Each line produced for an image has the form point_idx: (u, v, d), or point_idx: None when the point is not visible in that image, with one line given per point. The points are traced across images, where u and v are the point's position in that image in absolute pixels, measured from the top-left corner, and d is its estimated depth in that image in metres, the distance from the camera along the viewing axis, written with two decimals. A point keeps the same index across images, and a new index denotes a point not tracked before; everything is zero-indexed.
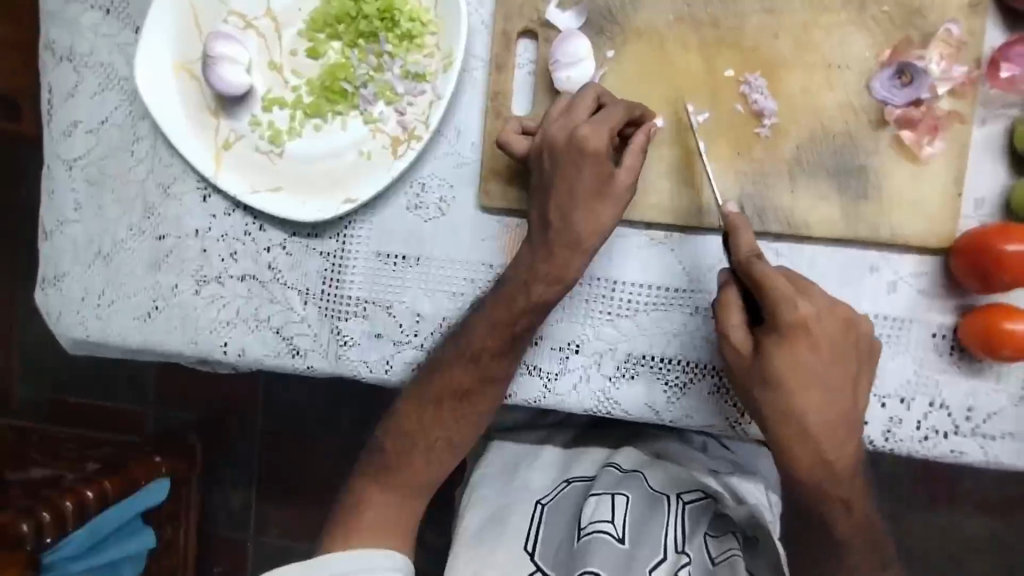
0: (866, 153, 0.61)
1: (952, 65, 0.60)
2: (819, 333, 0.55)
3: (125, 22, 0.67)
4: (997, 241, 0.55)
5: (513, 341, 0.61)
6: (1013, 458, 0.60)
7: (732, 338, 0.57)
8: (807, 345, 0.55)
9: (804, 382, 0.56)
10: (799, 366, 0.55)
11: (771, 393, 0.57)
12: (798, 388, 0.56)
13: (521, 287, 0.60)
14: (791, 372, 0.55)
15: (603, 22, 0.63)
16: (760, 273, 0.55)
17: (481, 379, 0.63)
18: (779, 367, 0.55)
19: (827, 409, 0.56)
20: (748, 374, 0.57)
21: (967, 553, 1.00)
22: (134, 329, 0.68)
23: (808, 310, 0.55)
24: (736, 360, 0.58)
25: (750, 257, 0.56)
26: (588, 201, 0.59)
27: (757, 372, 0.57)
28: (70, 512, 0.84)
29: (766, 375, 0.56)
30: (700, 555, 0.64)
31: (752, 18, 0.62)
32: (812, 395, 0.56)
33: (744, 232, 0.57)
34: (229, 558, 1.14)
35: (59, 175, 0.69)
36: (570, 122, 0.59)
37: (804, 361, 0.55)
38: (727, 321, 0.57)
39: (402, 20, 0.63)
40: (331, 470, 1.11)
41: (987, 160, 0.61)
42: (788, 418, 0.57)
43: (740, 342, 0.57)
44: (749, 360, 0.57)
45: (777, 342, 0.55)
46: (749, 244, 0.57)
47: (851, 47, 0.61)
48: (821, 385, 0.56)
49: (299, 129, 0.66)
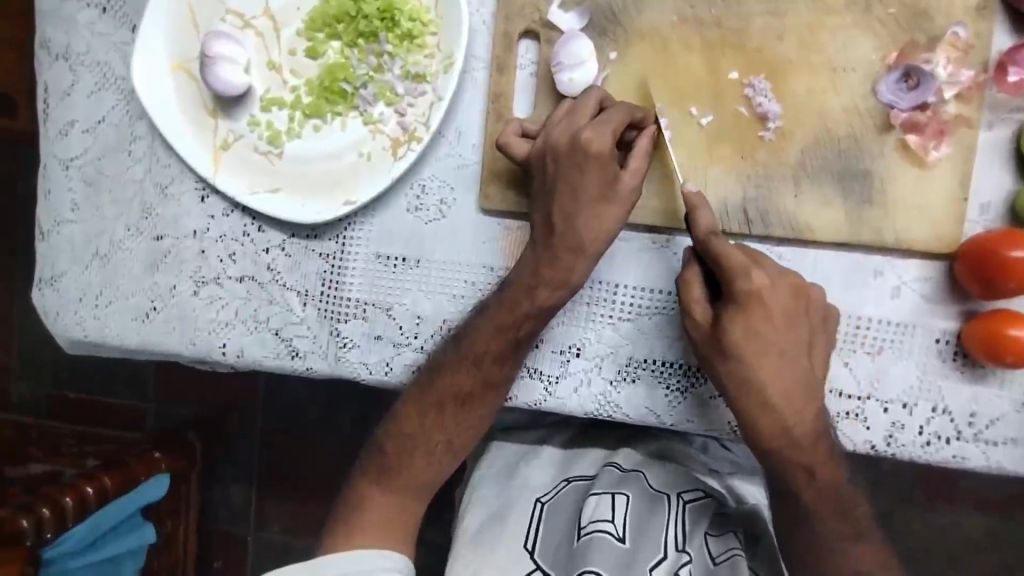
0: (871, 157, 0.60)
1: (959, 68, 0.59)
2: (772, 302, 0.56)
3: (121, 20, 0.66)
4: (1002, 246, 0.55)
5: (516, 347, 0.61)
6: (1016, 464, 0.60)
7: (693, 312, 0.58)
8: (761, 313, 0.56)
9: (762, 351, 0.56)
10: (754, 334, 0.56)
11: (731, 365, 0.57)
12: (755, 357, 0.56)
13: (524, 292, 0.60)
14: (748, 341, 0.56)
15: (606, 22, 0.63)
16: (716, 246, 0.56)
17: (482, 383, 0.62)
18: (736, 336, 0.56)
19: (784, 379, 0.57)
20: (708, 349, 0.57)
21: (966, 552, 1.00)
22: (132, 331, 0.67)
23: (761, 279, 0.55)
24: (696, 334, 0.58)
25: (709, 232, 0.56)
26: (592, 205, 0.58)
27: (716, 343, 0.57)
28: (70, 508, 0.83)
29: (724, 346, 0.56)
30: (701, 554, 0.64)
31: (757, 19, 0.61)
32: (769, 363, 0.56)
33: (702, 209, 0.57)
34: (229, 553, 1.14)
35: (56, 175, 0.68)
36: (573, 125, 0.58)
37: (759, 330, 0.56)
38: (688, 296, 0.58)
39: (402, 19, 0.62)
40: (331, 465, 1.11)
41: (993, 165, 0.60)
42: (748, 388, 0.57)
43: (700, 316, 0.58)
44: (708, 333, 0.57)
45: (735, 314, 0.56)
46: (707, 221, 0.57)
47: (857, 49, 0.60)
48: (777, 352, 0.56)
49: (298, 129, 0.65)
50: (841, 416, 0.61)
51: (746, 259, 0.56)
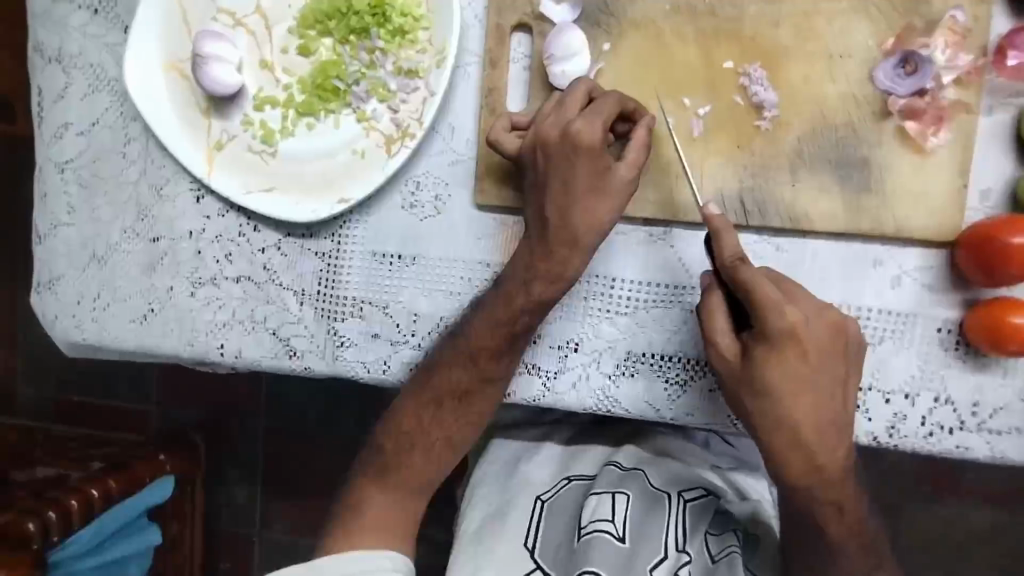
0: (869, 144, 0.60)
1: (957, 52, 0.58)
2: (809, 339, 0.54)
3: (113, 21, 0.66)
4: (1003, 233, 0.54)
5: (512, 342, 0.61)
6: (1020, 453, 0.59)
7: (718, 344, 0.56)
8: (796, 351, 0.54)
9: (796, 389, 0.54)
10: (790, 373, 0.54)
11: (760, 400, 0.55)
12: (790, 396, 0.54)
13: (521, 288, 0.59)
14: (782, 379, 0.54)
15: (598, 14, 0.62)
16: (746, 282, 0.53)
17: (479, 379, 0.62)
18: (768, 373, 0.54)
19: (819, 415, 0.55)
20: (738, 383, 0.56)
21: (972, 543, 0.99)
22: (130, 333, 0.67)
23: (797, 316, 0.53)
24: (723, 366, 0.57)
25: (737, 262, 0.54)
26: (586, 198, 0.58)
27: (746, 379, 0.56)
28: (77, 509, 0.84)
29: (755, 382, 0.55)
30: (700, 553, 0.63)
31: (751, 7, 0.60)
32: (803, 401, 0.55)
33: (728, 234, 0.54)
34: (237, 553, 1.15)
35: (51, 178, 0.68)
36: (564, 117, 0.58)
37: (794, 367, 0.54)
38: (712, 327, 0.56)
39: (393, 15, 0.62)
40: (335, 464, 1.11)
41: (994, 150, 0.59)
42: (779, 425, 0.55)
43: (727, 348, 0.56)
44: (737, 367, 0.56)
45: (766, 351, 0.54)
46: (734, 247, 0.54)
47: (853, 36, 0.59)
48: (813, 390, 0.54)
49: (292, 128, 0.65)
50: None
51: (779, 293, 0.54)
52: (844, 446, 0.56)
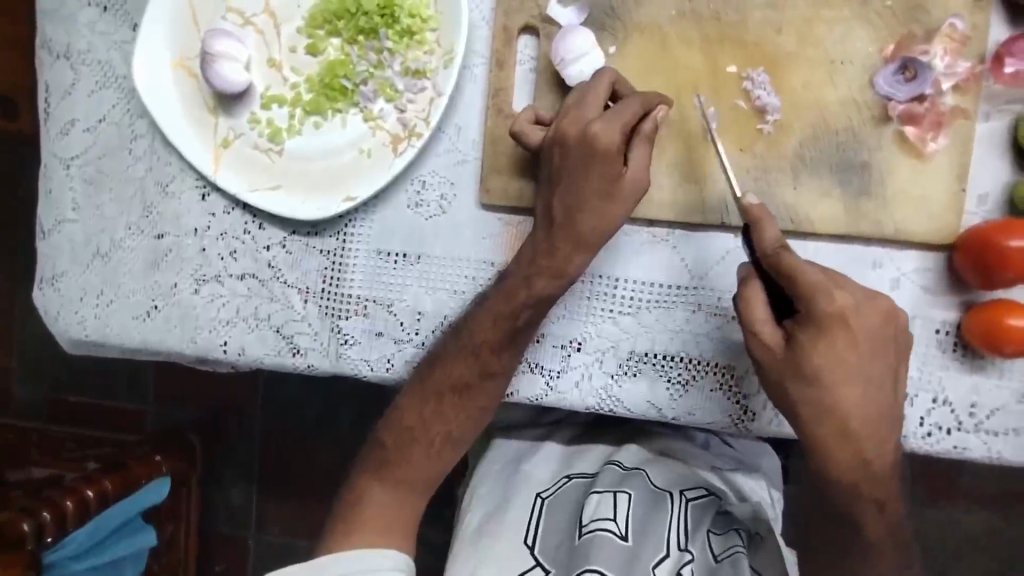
0: (870, 149, 0.61)
1: (956, 59, 0.59)
2: (857, 324, 0.54)
3: (122, 19, 0.67)
4: (1000, 236, 0.55)
5: (515, 335, 0.61)
6: (1016, 454, 0.60)
7: (762, 333, 0.56)
8: (844, 337, 0.54)
9: (845, 377, 0.55)
10: (840, 360, 0.54)
11: (808, 390, 0.55)
12: (838, 383, 0.55)
13: (524, 282, 0.60)
14: (831, 365, 0.54)
15: (605, 18, 0.63)
16: (789, 266, 0.54)
17: (479, 371, 0.62)
18: (817, 361, 0.54)
19: (866, 405, 0.55)
20: (781, 372, 0.56)
21: (962, 546, 1.01)
22: (133, 329, 0.67)
23: (845, 300, 0.54)
24: (765, 356, 0.56)
25: (778, 249, 0.55)
26: (598, 196, 0.58)
27: (793, 368, 0.55)
28: (71, 510, 0.83)
29: (803, 371, 0.55)
30: (703, 553, 0.64)
31: (754, 13, 0.61)
32: (853, 389, 0.55)
33: (768, 224, 0.55)
34: (231, 556, 1.14)
35: (56, 174, 0.68)
36: (583, 117, 0.59)
37: (844, 353, 0.54)
38: (752, 314, 0.56)
39: (402, 16, 0.63)
40: (331, 467, 1.11)
41: (991, 155, 0.60)
42: (827, 416, 0.56)
43: (770, 337, 0.56)
44: (780, 354, 0.56)
45: (816, 338, 0.54)
46: (774, 236, 0.55)
47: (855, 42, 0.61)
48: (863, 377, 0.55)
49: (299, 127, 0.66)
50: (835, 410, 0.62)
51: (825, 277, 0.54)
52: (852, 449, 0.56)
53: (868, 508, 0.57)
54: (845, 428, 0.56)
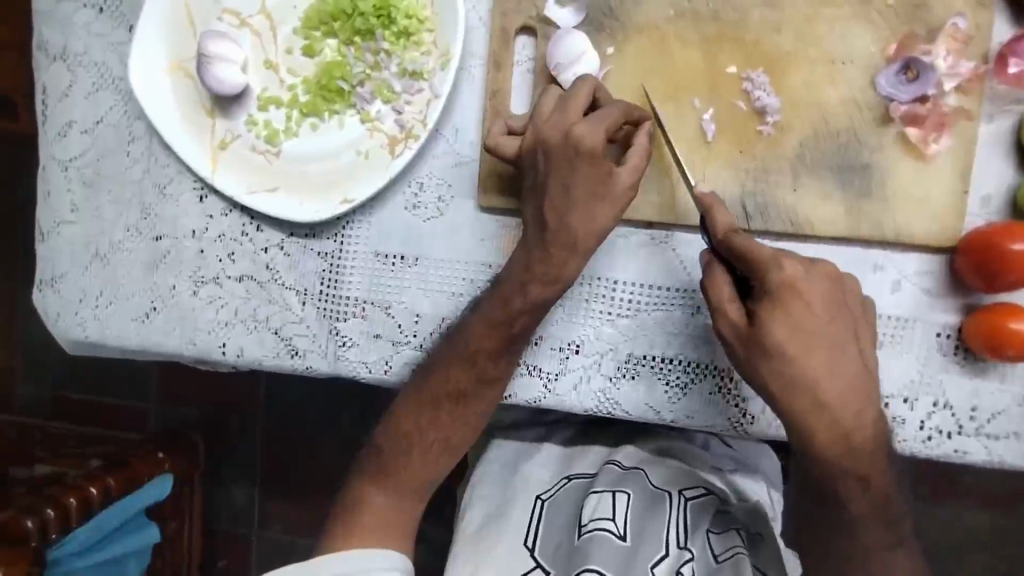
0: (870, 151, 0.60)
1: (959, 59, 0.58)
2: (809, 291, 0.54)
3: (118, 21, 0.66)
4: (1002, 240, 0.55)
5: (510, 344, 0.61)
6: (1017, 458, 0.59)
7: (726, 313, 0.56)
8: (799, 305, 0.54)
9: (807, 345, 0.54)
10: (799, 328, 0.54)
11: (778, 365, 0.55)
12: (803, 355, 0.54)
13: (519, 288, 0.60)
14: (792, 335, 0.54)
15: (602, 17, 0.62)
16: (739, 241, 0.55)
17: (476, 378, 0.62)
18: (779, 332, 0.54)
19: (836, 373, 0.55)
20: (749, 349, 0.56)
21: (966, 545, 1.01)
22: (132, 331, 0.67)
23: (794, 269, 0.54)
24: (730, 333, 0.56)
25: (728, 233, 0.56)
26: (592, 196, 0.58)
27: (757, 342, 0.55)
28: (75, 508, 0.84)
29: (766, 344, 0.55)
30: (704, 553, 0.63)
31: (754, 13, 0.61)
32: (817, 359, 0.55)
33: (716, 208, 0.57)
34: (234, 551, 1.15)
35: (55, 177, 0.68)
36: (564, 120, 0.58)
37: (801, 321, 0.54)
38: (715, 298, 0.57)
39: (399, 16, 0.62)
40: (333, 462, 1.12)
41: (994, 157, 0.60)
42: (800, 391, 0.55)
43: (735, 317, 0.56)
44: (744, 331, 0.56)
45: (774, 310, 0.54)
46: (724, 220, 0.57)
47: (856, 42, 0.60)
48: (824, 344, 0.55)
49: (296, 129, 0.65)
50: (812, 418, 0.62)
51: (773, 249, 0.55)
52: (853, 457, 0.56)
53: (867, 515, 0.57)
54: (844, 439, 0.55)
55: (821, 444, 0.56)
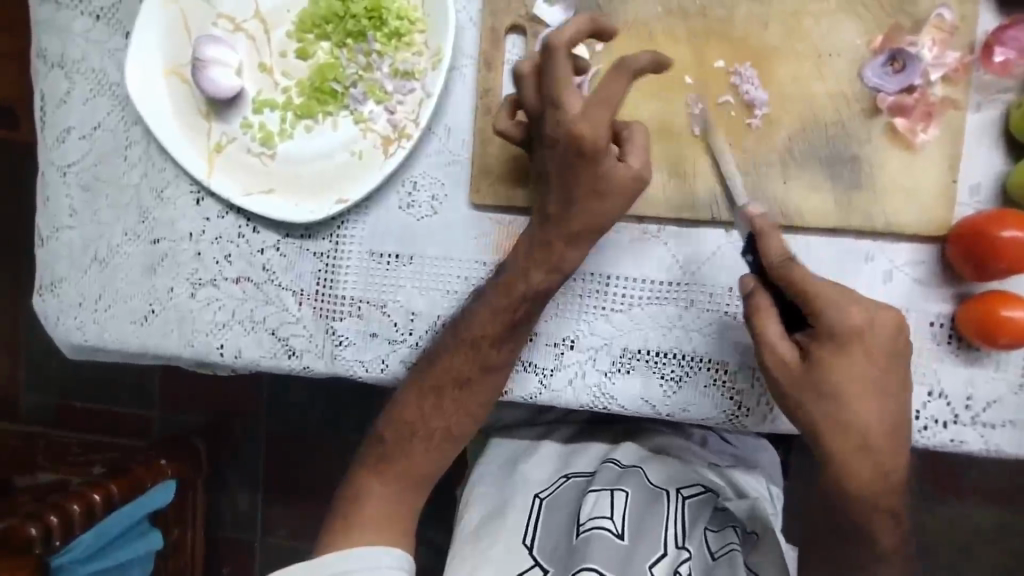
0: (860, 141, 0.60)
1: (944, 50, 0.59)
2: (872, 338, 0.53)
3: (115, 28, 0.67)
4: (992, 228, 0.55)
5: (521, 328, 0.61)
6: (1015, 447, 0.59)
7: (776, 350, 0.55)
8: (859, 351, 0.54)
9: (857, 387, 0.54)
10: (852, 370, 0.54)
11: (821, 398, 0.55)
12: (850, 394, 0.54)
13: (521, 275, 0.60)
14: (844, 376, 0.54)
15: (590, 15, 0.63)
16: (799, 275, 0.54)
17: (484, 365, 0.62)
18: (829, 370, 0.54)
19: (876, 414, 0.54)
20: (795, 381, 0.55)
21: (972, 542, 1.01)
22: (131, 333, 0.68)
23: (861, 314, 0.53)
24: (778, 370, 0.55)
25: (784, 259, 0.55)
26: (588, 198, 0.57)
27: (805, 378, 0.55)
28: (78, 515, 0.84)
29: (815, 379, 0.54)
30: (700, 550, 0.64)
31: (740, 8, 0.61)
32: (863, 399, 0.54)
33: (771, 236, 0.55)
34: (237, 558, 1.15)
35: (54, 182, 0.69)
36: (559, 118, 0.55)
37: (860, 367, 0.54)
38: (766, 331, 0.55)
39: (390, 18, 0.63)
40: (335, 468, 1.12)
41: (982, 146, 0.60)
42: (837, 423, 0.55)
43: (785, 352, 0.55)
44: (794, 366, 0.55)
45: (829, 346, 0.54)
46: (778, 248, 0.55)
47: (843, 35, 0.60)
48: (873, 388, 0.54)
49: (290, 130, 0.66)
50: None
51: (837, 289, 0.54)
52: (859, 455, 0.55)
53: (866, 507, 0.57)
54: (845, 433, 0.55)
55: (832, 432, 0.55)
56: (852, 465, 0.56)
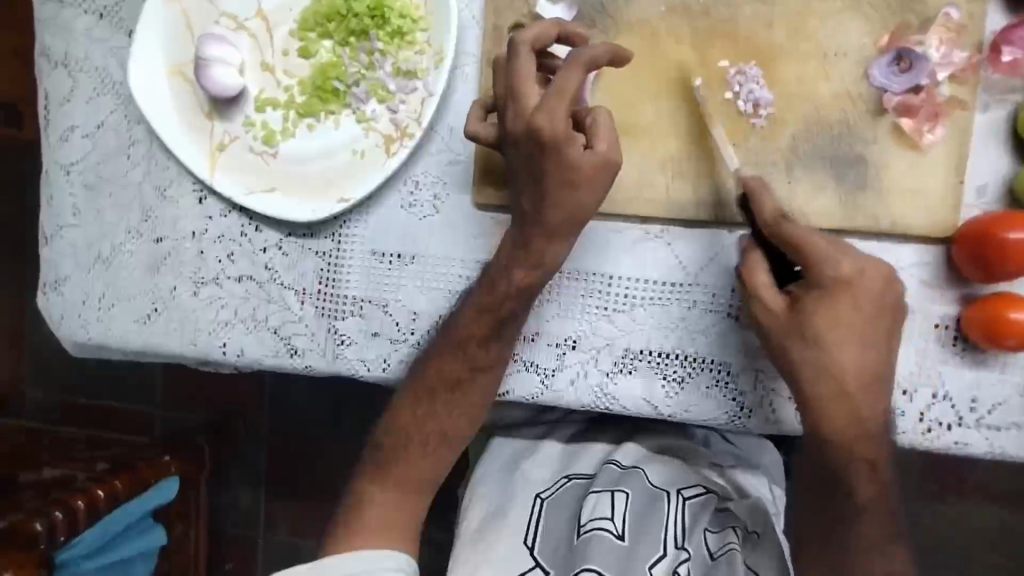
0: (865, 141, 0.60)
1: (952, 49, 0.58)
2: (862, 291, 0.54)
3: (118, 26, 0.67)
4: (1000, 229, 0.54)
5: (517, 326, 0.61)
6: (1019, 450, 0.59)
7: (763, 298, 0.56)
8: (848, 303, 0.54)
9: (843, 340, 0.55)
10: (838, 322, 0.55)
11: (808, 352, 0.56)
12: (836, 346, 0.55)
13: (506, 276, 0.59)
14: (830, 329, 0.55)
15: (594, 14, 0.63)
16: (791, 232, 0.55)
17: (484, 365, 0.62)
18: (818, 324, 0.55)
19: (862, 367, 0.55)
20: (781, 333, 0.56)
21: (978, 543, 1.00)
22: (135, 331, 0.68)
23: (851, 267, 0.54)
24: (767, 319, 0.57)
25: (778, 218, 0.56)
26: (559, 190, 0.56)
27: (792, 330, 0.56)
28: (82, 510, 0.84)
29: (801, 330, 0.55)
30: (700, 550, 0.64)
31: (745, 7, 0.61)
32: (848, 353, 0.55)
33: (762, 194, 0.57)
34: (242, 553, 1.16)
35: (58, 180, 0.69)
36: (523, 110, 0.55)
37: (844, 317, 0.55)
38: (752, 281, 0.57)
39: (393, 16, 0.63)
40: (339, 464, 1.12)
41: (990, 147, 0.59)
42: (822, 377, 0.56)
43: (773, 302, 0.56)
44: (783, 317, 0.56)
45: (814, 300, 0.55)
46: (771, 206, 0.56)
47: (849, 34, 0.60)
48: (860, 341, 0.55)
49: (293, 129, 0.66)
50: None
51: (828, 245, 0.55)
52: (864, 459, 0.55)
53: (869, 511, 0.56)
54: None
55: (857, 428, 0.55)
56: (845, 452, 0.56)
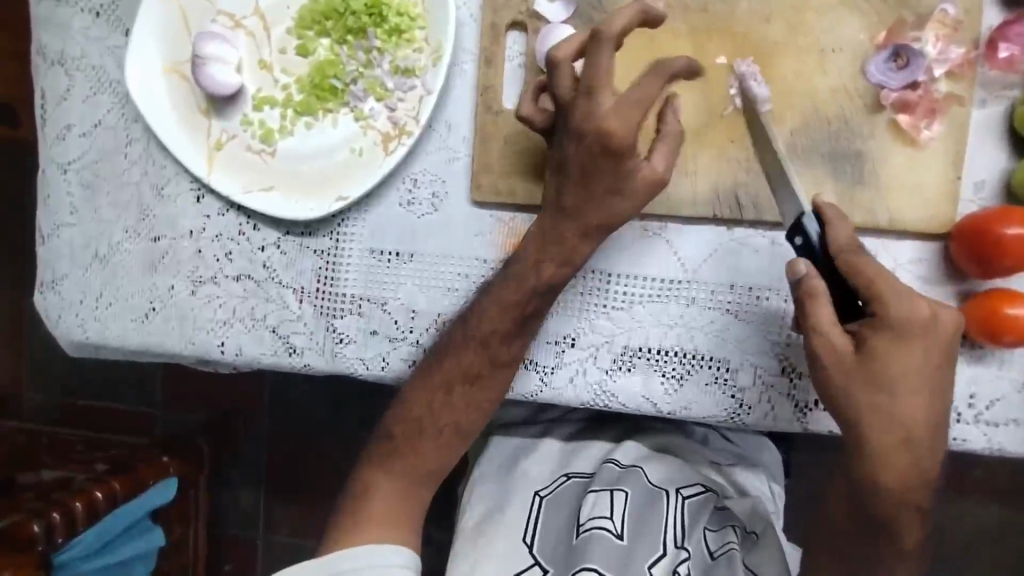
0: (862, 137, 0.60)
1: (948, 45, 0.58)
2: (934, 335, 0.52)
3: (115, 25, 0.67)
4: (999, 224, 0.54)
5: (519, 323, 0.60)
6: (1018, 446, 0.59)
7: (831, 337, 0.52)
8: (921, 349, 0.52)
9: (914, 387, 0.52)
10: (911, 369, 0.52)
11: (876, 397, 0.52)
12: (906, 394, 0.52)
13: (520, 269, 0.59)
14: (901, 374, 0.52)
15: (591, 11, 0.63)
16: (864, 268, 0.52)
17: (495, 360, 0.62)
18: (888, 369, 0.52)
19: (927, 417, 0.53)
20: (846, 375, 0.53)
21: (976, 540, 1.00)
22: (132, 331, 0.68)
23: (926, 309, 0.52)
24: (830, 359, 0.53)
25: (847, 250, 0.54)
26: None
27: (861, 373, 0.52)
28: (81, 512, 0.84)
29: (872, 374, 0.52)
30: (700, 549, 0.64)
31: (743, 3, 0.61)
32: (917, 401, 0.52)
33: (837, 225, 0.54)
34: (240, 553, 1.16)
35: (54, 180, 0.69)
36: None
37: (917, 364, 0.52)
38: (819, 319, 0.53)
39: (390, 15, 0.63)
40: (338, 465, 1.12)
41: (987, 142, 0.60)
42: (891, 425, 0.53)
43: (840, 342, 0.53)
44: (850, 360, 0.53)
45: (889, 344, 0.52)
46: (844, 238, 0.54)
47: (846, 30, 0.60)
48: (928, 390, 0.52)
49: (290, 128, 0.66)
50: (807, 411, 0.61)
51: (904, 286, 0.52)
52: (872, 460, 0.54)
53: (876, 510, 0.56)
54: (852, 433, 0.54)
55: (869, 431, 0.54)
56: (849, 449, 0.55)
